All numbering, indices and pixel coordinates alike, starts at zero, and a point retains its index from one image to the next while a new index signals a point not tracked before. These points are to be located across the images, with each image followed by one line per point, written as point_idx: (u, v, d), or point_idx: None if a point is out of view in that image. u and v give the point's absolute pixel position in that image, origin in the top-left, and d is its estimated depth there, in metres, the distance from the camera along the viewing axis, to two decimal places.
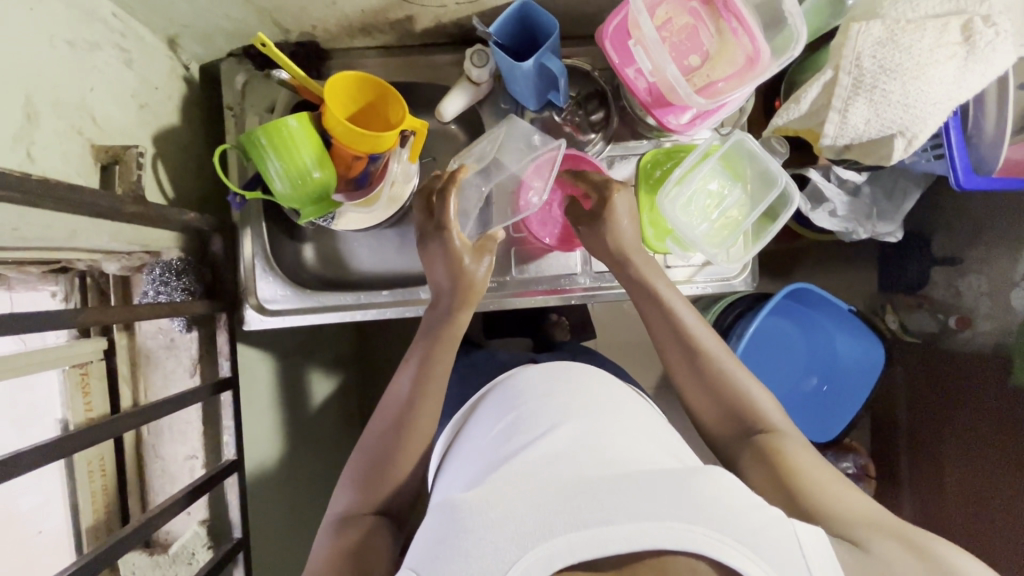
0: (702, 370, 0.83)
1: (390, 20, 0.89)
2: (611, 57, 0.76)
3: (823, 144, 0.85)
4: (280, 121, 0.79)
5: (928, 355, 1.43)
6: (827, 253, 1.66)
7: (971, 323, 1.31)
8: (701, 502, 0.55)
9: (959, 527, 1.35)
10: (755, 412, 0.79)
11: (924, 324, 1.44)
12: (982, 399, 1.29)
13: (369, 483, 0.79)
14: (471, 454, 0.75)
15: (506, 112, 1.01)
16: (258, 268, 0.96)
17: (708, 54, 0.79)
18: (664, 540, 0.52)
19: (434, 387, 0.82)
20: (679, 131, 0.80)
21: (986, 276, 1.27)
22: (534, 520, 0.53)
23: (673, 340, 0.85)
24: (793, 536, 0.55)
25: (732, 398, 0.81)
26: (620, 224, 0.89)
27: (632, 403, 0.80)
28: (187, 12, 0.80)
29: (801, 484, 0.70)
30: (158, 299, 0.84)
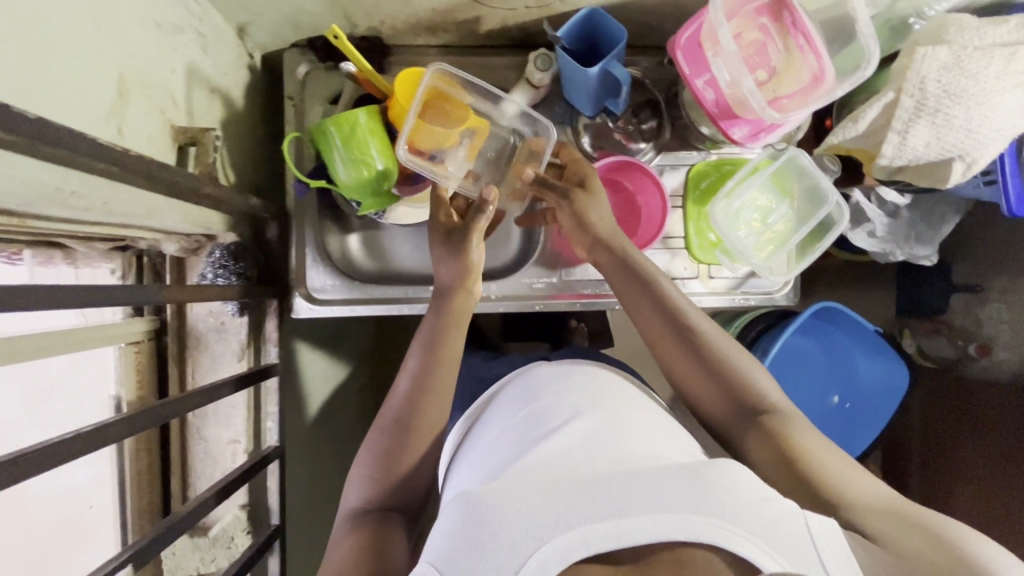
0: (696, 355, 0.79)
1: (457, 20, 0.90)
2: (682, 67, 0.78)
3: (878, 164, 0.86)
4: (349, 113, 0.81)
5: (947, 381, 1.43)
6: (847, 275, 1.67)
7: (991, 351, 1.31)
8: (715, 496, 0.55)
9: None
10: (755, 394, 0.76)
11: (942, 350, 1.45)
12: (1001, 428, 1.29)
13: (382, 477, 0.75)
14: (489, 442, 0.73)
15: (560, 117, 1.02)
16: (309, 258, 0.97)
17: (774, 70, 0.81)
18: (677, 531, 0.52)
19: (445, 377, 0.79)
20: (740, 143, 0.82)
21: (1009, 306, 1.27)
22: (552, 514, 0.53)
23: (664, 320, 0.81)
24: (802, 527, 0.55)
25: (730, 381, 0.77)
26: (599, 202, 0.89)
27: (642, 403, 0.78)
28: (264, 1, 0.81)
29: (809, 467, 0.68)
30: (215, 281, 0.86)
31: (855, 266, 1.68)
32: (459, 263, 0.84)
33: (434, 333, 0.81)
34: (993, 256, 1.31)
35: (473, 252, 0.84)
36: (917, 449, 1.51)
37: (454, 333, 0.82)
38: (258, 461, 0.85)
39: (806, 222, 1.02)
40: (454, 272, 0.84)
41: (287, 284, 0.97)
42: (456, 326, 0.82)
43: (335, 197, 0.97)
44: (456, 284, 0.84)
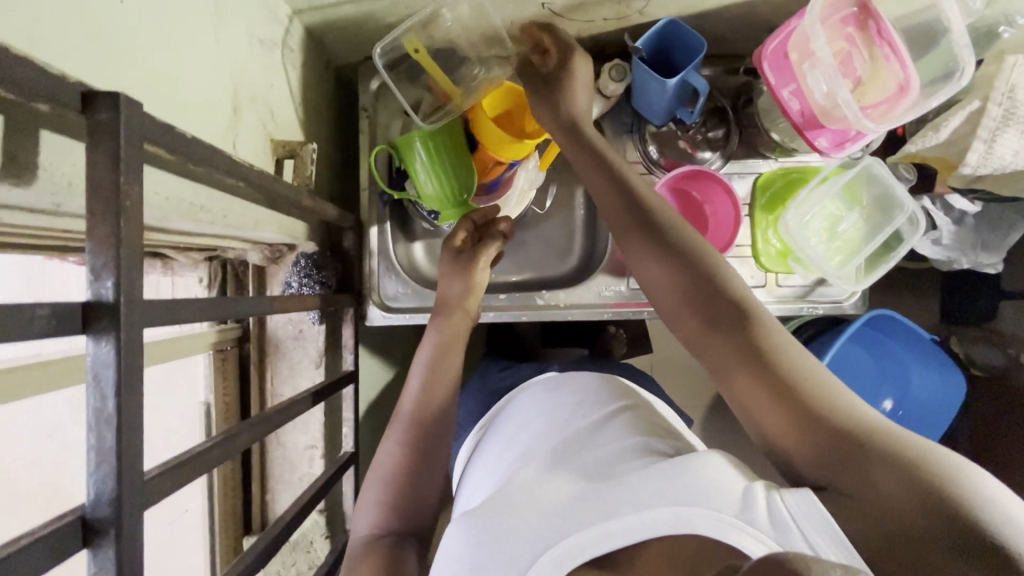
0: (664, 252, 0.69)
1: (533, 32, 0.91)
2: (768, 77, 0.79)
3: (959, 173, 0.86)
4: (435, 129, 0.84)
5: (1001, 389, 1.41)
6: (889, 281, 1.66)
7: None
8: (696, 485, 0.52)
9: None
10: (729, 297, 0.64)
11: (991, 357, 1.43)
12: None
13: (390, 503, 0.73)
14: (489, 462, 0.79)
15: (627, 126, 1.03)
16: (381, 268, 0.97)
17: (860, 80, 0.80)
18: (665, 526, 0.51)
19: (448, 383, 0.81)
20: (824, 154, 0.82)
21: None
22: (543, 523, 0.55)
23: (615, 194, 0.74)
24: (778, 506, 0.48)
25: (703, 283, 0.66)
26: (577, 99, 0.80)
27: (648, 413, 0.74)
28: (350, 16, 0.83)
29: (781, 383, 0.56)
30: (300, 289, 0.89)
31: (899, 272, 1.67)
32: (464, 280, 0.87)
33: (432, 350, 0.83)
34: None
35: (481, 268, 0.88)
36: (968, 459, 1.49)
37: (460, 348, 0.85)
38: (339, 467, 0.87)
39: (873, 231, 1.01)
40: (456, 290, 0.87)
41: (362, 292, 0.98)
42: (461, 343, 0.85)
43: (408, 206, 0.99)
44: (458, 298, 0.87)
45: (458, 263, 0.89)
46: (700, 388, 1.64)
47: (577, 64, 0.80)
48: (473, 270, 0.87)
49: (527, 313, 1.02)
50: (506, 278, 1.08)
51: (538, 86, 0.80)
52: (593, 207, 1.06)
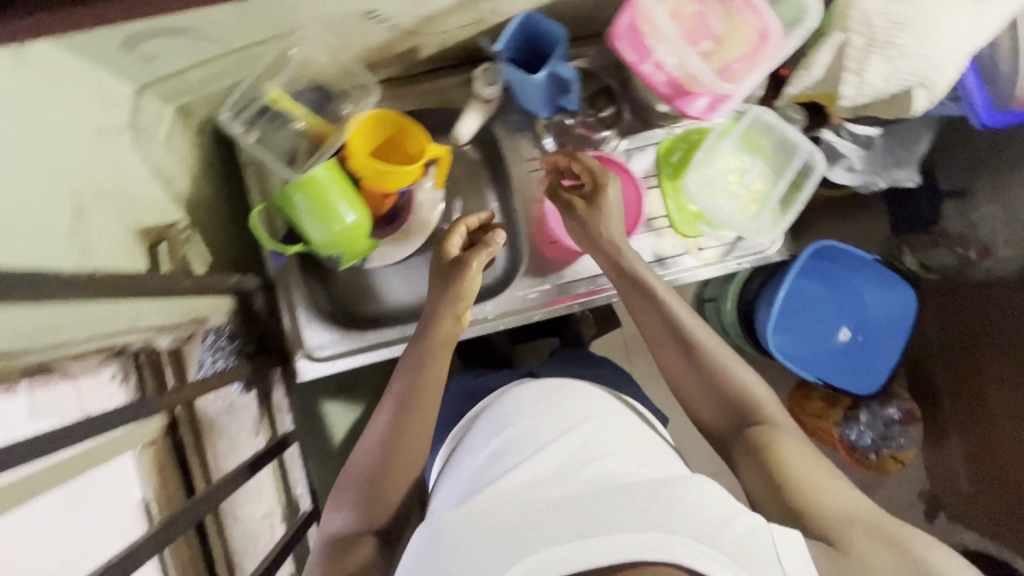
0: (693, 363, 0.80)
1: (395, 53, 0.89)
2: (627, 56, 0.78)
3: (841, 105, 0.86)
4: (310, 175, 0.80)
5: (955, 289, 1.43)
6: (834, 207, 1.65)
7: (992, 253, 1.31)
8: (681, 512, 0.58)
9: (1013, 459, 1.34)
10: (750, 404, 0.77)
11: (943, 259, 1.43)
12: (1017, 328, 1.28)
13: (361, 508, 0.73)
14: (470, 461, 0.78)
15: (517, 123, 1.02)
16: (302, 320, 0.97)
17: (719, 37, 0.79)
18: (641, 551, 0.55)
19: (433, 384, 0.79)
20: (700, 118, 0.81)
21: (1002, 204, 1.27)
22: (519, 538, 0.57)
23: (643, 303, 0.84)
24: (766, 538, 0.59)
25: (726, 389, 0.78)
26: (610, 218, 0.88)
27: (620, 416, 0.81)
28: (199, 81, 0.80)
29: (791, 478, 0.69)
30: (215, 366, 0.87)
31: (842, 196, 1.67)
32: (449, 291, 0.84)
33: (421, 359, 0.80)
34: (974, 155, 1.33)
35: (473, 278, 0.83)
36: (942, 364, 1.51)
37: (446, 357, 0.82)
38: (298, 529, 0.86)
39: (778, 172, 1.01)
40: (448, 304, 0.84)
41: (287, 349, 0.97)
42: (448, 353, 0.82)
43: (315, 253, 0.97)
44: (444, 309, 0.83)
45: (445, 273, 0.85)
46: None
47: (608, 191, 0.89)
48: (463, 279, 0.83)
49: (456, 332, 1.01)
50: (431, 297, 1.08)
51: (575, 209, 0.91)
52: (506, 211, 1.06)
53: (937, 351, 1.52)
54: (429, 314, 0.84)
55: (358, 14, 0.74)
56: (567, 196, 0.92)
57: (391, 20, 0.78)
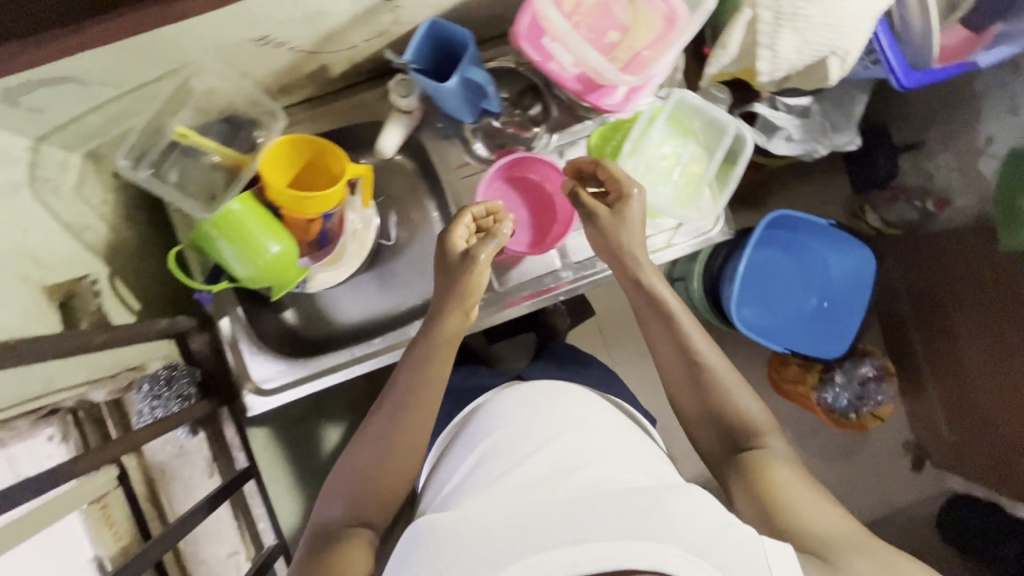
0: (697, 385, 0.83)
1: (305, 74, 0.86)
2: (532, 57, 0.75)
3: (761, 81, 0.85)
4: (224, 210, 0.77)
5: (917, 243, 1.45)
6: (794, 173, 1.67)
7: (949, 202, 1.38)
8: (669, 523, 0.61)
9: (987, 407, 1.34)
10: (748, 427, 0.80)
11: (903, 213, 1.49)
12: (977, 278, 1.30)
13: (355, 495, 0.76)
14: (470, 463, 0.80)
15: (445, 131, 1.00)
16: (245, 352, 0.95)
17: (625, 26, 0.77)
18: (630, 559, 0.57)
19: (434, 376, 0.81)
20: (616, 111, 0.79)
21: (953, 153, 1.36)
22: (512, 543, 0.60)
23: (651, 315, 0.87)
24: (759, 552, 0.62)
25: (724, 408, 0.81)
26: (630, 228, 0.85)
27: (615, 423, 0.84)
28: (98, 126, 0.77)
29: (777, 499, 0.72)
30: (156, 413, 0.85)
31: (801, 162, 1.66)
32: (455, 291, 0.82)
33: (423, 355, 0.82)
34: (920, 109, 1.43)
35: (482, 274, 0.82)
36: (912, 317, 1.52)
37: (449, 355, 0.82)
38: (260, 566, 0.84)
39: (709, 152, 1.00)
40: (455, 302, 0.82)
41: (234, 386, 0.96)
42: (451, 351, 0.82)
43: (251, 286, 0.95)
44: (451, 308, 0.82)
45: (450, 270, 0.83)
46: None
47: (631, 204, 0.85)
48: (472, 274, 0.80)
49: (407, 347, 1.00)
50: (377, 311, 1.09)
51: (595, 215, 0.86)
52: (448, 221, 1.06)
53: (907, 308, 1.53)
54: (436, 310, 0.83)
55: (251, 40, 0.72)
56: (580, 198, 0.87)
57: (289, 43, 0.76)
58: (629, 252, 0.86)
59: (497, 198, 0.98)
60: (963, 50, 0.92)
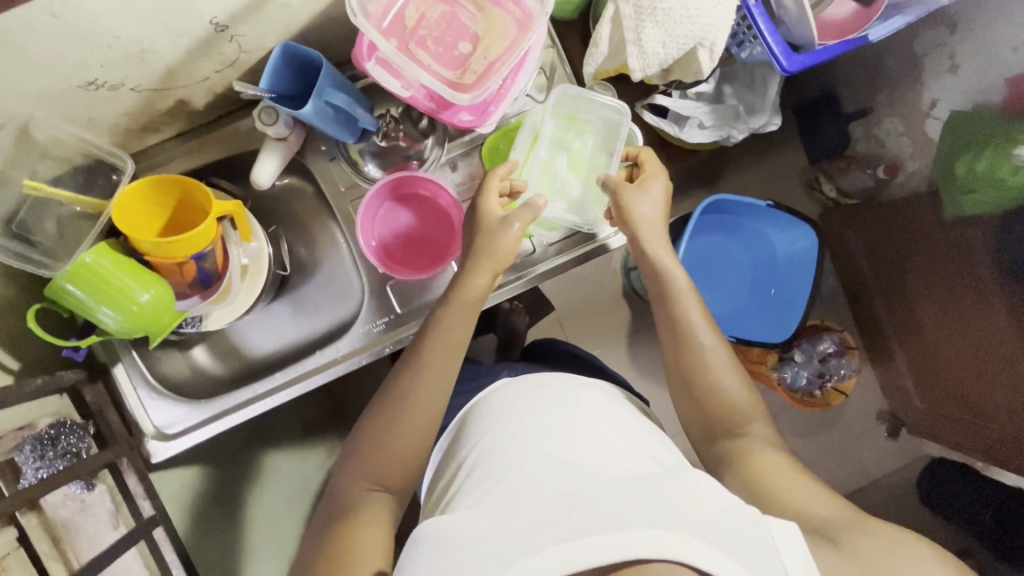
0: (684, 374, 0.82)
1: (164, 110, 0.83)
2: (376, 78, 0.70)
3: (635, 78, 0.80)
4: (77, 263, 0.74)
5: (874, 210, 1.40)
6: (753, 145, 1.57)
7: (899, 168, 1.34)
8: (679, 512, 0.59)
9: (956, 373, 1.30)
10: (738, 420, 0.78)
11: (859, 181, 1.45)
12: (929, 244, 1.26)
13: (370, 462, 0.73)
14: (457, 466, 0.77)
15: (330, 152, 0.97)
16: (144, 397, 0.94)
17: (476, 36, 0.73)
18: (640, 551, 0.54)
19: (449, 357, 0.79)
20: (475, 127, 0.75)
21: (899, 116, 1.31)
22: (517, 541, 0.58)
23: (660, 297, 0.86)
24: (769, 536, 0.58)
25: (718, 401, 0.79)
26: (653, 203, 0.86)
27: (613, 408, 0.81)
28: None
29: (768, 485, 0.69)
30: (41, 475, 0.82)
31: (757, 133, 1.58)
32: (484, 255, 0.81)
33: (444, 321, 0.80)
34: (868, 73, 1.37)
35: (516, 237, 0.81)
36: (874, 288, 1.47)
37: (472, 316, 0.82)
38: None
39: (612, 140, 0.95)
40: (483, 263, 0.82)
41: (133, 432, 0.95)
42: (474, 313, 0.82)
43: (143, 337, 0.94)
44: (478, 266, 0.82)
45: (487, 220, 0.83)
46: (604, 331, 1.59)
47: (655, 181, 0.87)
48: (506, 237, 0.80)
49: (308, 381, 0.98)
50: (290, 342, 1.06)
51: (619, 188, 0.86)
52: (350, 243, 1.03)
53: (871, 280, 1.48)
54: (464, 269, 0.83)
55: (78, 86, 0.69)
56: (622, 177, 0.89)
57: (126, 84, 0.73)
58: (641, 223, 0.86)
59: (388, 219, 0.97)
60: (853, 25, 0.86)
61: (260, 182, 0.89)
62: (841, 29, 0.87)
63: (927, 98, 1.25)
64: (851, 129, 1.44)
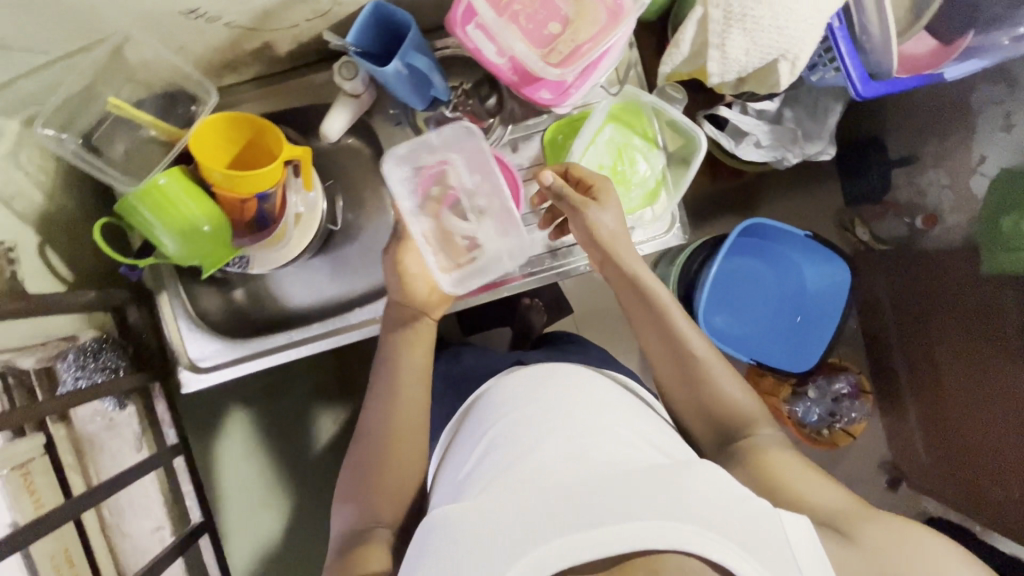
0: (681, 376, 0.82)
1: (249, 51, 0.86)
2: (467, 44, 0.72)
3: (712, 83, 0.81)
4: (150, 182, 0.76)
5: (906, 258, 1.40)
6: (793, 176, 1.57)
7: (938, 219, 1.31)
8: (688, 502, 0.58)
9: (963, 423, 1.31)
10: (738, 416, 0.79)
11: (894, 228, 1.44)
12: (961, 295, 1.26)
13: (376, 485, 0.77)
14: (462, 455, 0.79)
15: (397, 117, 0.99)
16: (183, 329, 0.96)
17: (567, 19, 0.76)
18: (653, 540, 0.54)
19: (412, 351, 0.84)
20: (553, 106, 0.76)
21: (946, 170, 1.28)
22: (525, 531, 0.57)
23: (636, 300, 0.86)
24: (785, 542, 0.59)
25: (715, 398, 0.80)
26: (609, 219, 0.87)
27: (620, 403, 0.81)
28: (35, 91, 0.77)
29: (779, 480, 0.71)
30: (79, 384, 0.85)
31: (799, 165, 1.58)
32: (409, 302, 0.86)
33: (392, 348, 0.84)
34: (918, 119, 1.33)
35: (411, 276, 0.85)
36: (895, 336, 1.47)
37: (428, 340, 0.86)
38: (174, 547, 0.91)
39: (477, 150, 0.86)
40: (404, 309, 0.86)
41: (170, 362, 0.97)
42: (426, 337, 0.85)
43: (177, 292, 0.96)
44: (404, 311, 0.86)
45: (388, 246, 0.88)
46: (623, 339, 1.60)
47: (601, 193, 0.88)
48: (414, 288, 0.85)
49: (345, 335, 1.01)
50: (328, 295, 1.04)
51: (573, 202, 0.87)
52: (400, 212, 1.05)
53: (892, 328, 1.47)
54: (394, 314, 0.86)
55: (180, 13, 0.71)
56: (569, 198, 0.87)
57: (223, 18, 0.75)
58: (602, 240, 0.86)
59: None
60: (931, 61, 0.87)
61: (330, 133, 0.91)
62: (919, 63, 0.87)
63: (976, 154, 1.22)
64: (893, 175, 1.42)
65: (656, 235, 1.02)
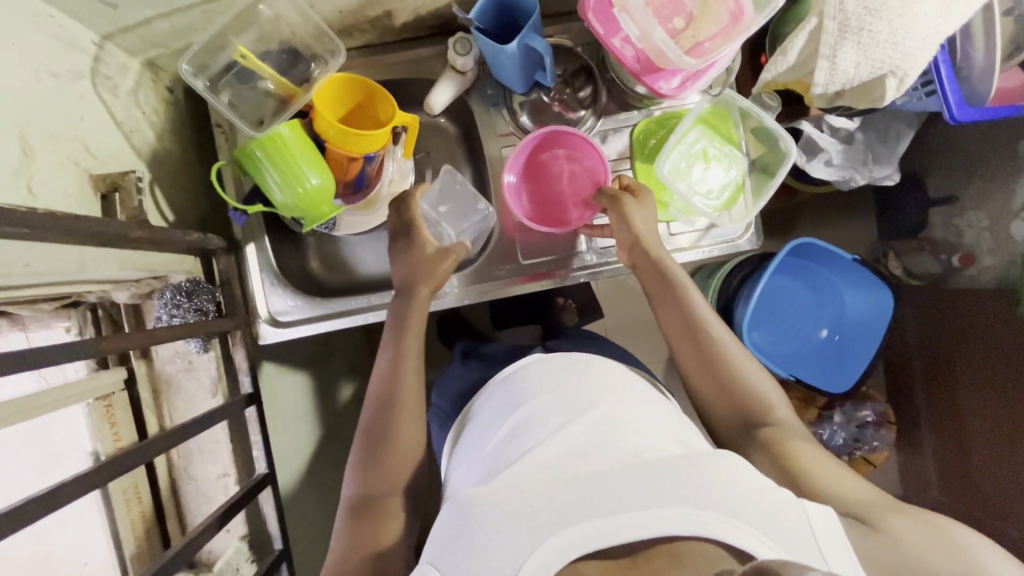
0: (706, 369, 0.84)
1: (368, 17, 0.89)
2: (596, 28, 0.78)
3: (814, 94, 0.85)
4: (273, 132, 0.79)
5: (936, 297, 1.40)
6: (835, 203, 1.60)
7: (974, 259, 1.29)
8: (710, 485, 0.58)
9: (983, 454, 1.32)
10: (765, 410, 0.81)
11: (927, 265, 1.42)
12: (991, 330, 1.26)
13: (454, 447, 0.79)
14: (487, 421, 0.77)
15: (494, 98, 1.02)
16: (266, 283, 0.96)
17: (691, 15, 0.79)
18: (675, 526, 0.55)
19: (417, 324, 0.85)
20: (671, 95, 0.81)
21: (986, 212, 1.25)
22: (551, 515, 0.56)
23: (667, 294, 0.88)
24: (804, 517, 0.59)
25: (744, 393, 0.82)
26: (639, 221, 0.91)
27: (637, 386, 0.79)
28: (168, 32, 0.80)
29: (804, 469, 0.73)
30: (172, 322, 0.87)
31: (840, 194, 1.60)
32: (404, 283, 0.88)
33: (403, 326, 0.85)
34: (958, 162, 1.31)
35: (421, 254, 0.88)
36: (919, 370, 1.48)
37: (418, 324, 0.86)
38: (250, 489, 0.91)
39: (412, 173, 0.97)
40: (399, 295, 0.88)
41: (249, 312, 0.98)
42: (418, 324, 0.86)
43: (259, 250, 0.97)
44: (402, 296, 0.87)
45: (403, 260, 0.87)
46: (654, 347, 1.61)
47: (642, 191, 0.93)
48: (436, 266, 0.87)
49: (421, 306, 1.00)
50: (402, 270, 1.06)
51: (624, 202, 0.90)
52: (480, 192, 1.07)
53: (916, 360, 1.49)
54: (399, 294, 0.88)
55: None
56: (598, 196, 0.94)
57: None
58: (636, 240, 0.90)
59: (533, 169, 0.99)
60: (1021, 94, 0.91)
61: (433, 104, 0.93)
62: (1011, 95, 0.91)
63: (1019, 198, 1.18)
64: (930, 213, 1.39)
65: (732, 237, 1.05)
